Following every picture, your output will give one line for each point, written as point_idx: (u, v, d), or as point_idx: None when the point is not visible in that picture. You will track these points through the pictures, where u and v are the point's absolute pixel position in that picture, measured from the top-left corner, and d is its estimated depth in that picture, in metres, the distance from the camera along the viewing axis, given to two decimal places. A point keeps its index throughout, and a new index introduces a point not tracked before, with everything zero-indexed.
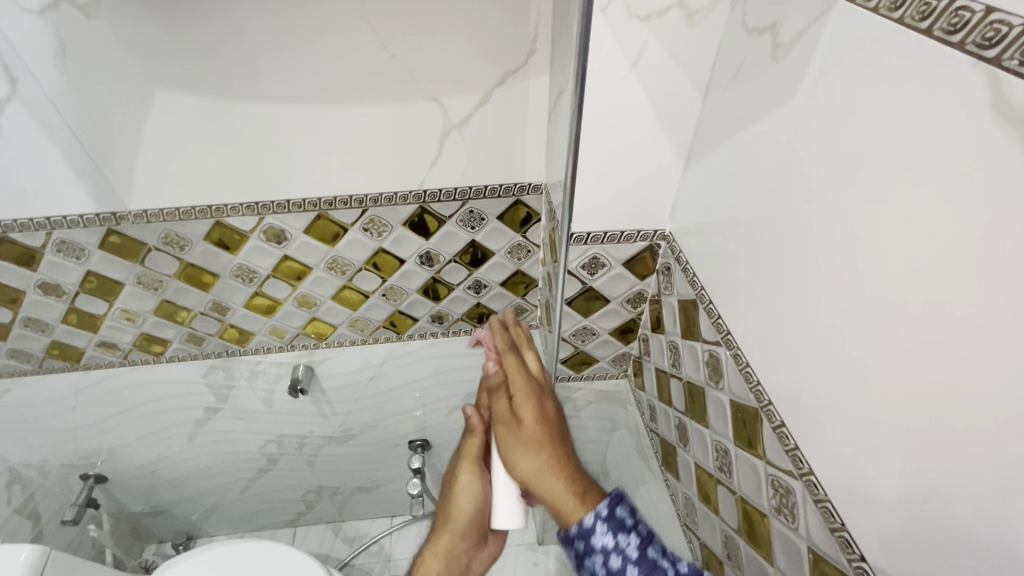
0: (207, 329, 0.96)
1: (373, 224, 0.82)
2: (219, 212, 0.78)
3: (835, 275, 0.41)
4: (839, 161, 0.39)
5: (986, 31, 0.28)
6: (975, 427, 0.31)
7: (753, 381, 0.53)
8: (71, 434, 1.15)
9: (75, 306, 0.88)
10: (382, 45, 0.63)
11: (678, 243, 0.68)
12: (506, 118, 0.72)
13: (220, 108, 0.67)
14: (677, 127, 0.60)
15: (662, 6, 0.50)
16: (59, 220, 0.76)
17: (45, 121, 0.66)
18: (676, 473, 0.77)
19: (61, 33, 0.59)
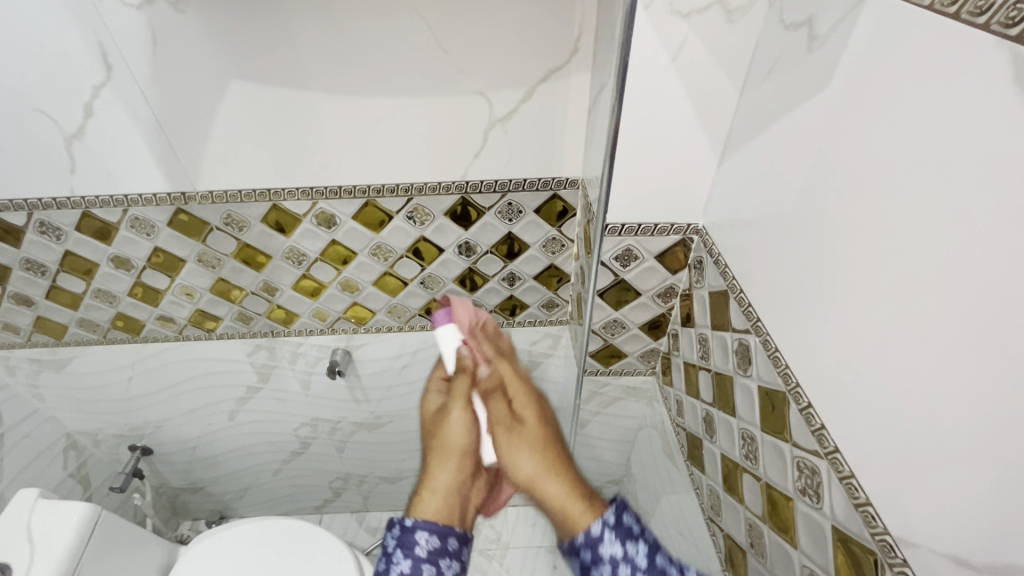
0: (256, 308, 1.02)
1: (417, 212, 0.87)
2: (277, 196, 0.84)
3: (864, 254, 0.42)
4: (870, 143, 0.41)
5: (1009, 11, 0.29)
6: (994, 388, 0.32)
7: (782, 365, 0.55)
8: (124, 405, 1.23)
9: (141, 280, 0.96)
10: (436, 41, 0.68)
11: (710, 236, 0.70)
12: (547, 114, 0.76)
13: (288, 97, 0.73)
14: (714, 122, 0.63)
15: (702, 4, 0.53)
16: (135, 198, 0.83)
17: (132, 105, 0.73)
18: (702, 466, 0.78)
19: (155, 25, 0.66)
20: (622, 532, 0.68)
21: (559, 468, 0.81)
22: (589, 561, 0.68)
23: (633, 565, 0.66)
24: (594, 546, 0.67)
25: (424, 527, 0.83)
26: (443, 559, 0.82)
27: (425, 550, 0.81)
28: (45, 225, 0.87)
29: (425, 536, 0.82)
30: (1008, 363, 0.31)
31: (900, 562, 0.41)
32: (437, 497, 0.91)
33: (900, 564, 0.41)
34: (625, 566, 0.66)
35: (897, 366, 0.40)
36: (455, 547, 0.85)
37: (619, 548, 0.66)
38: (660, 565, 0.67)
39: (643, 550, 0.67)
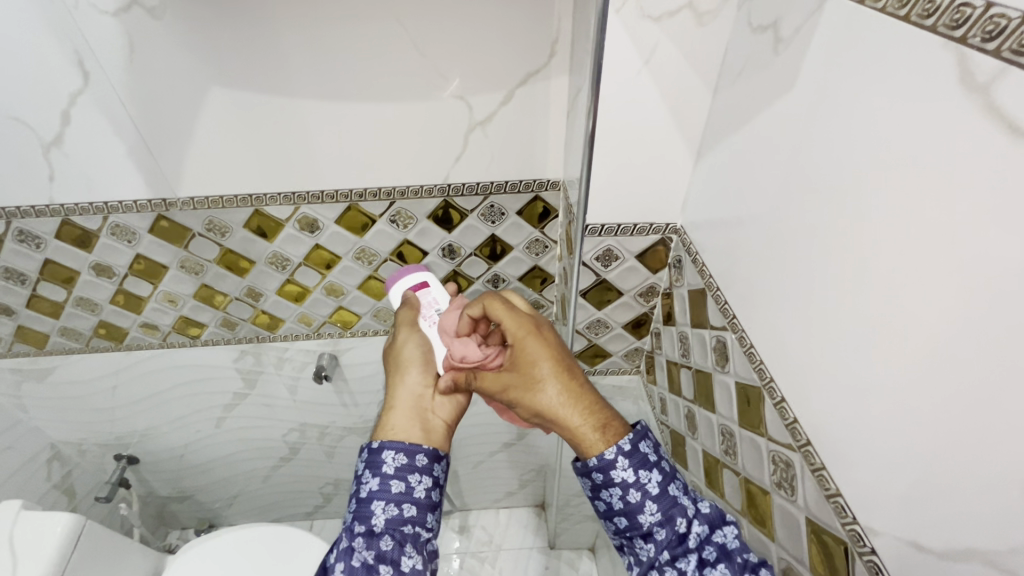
0: (241, 314, 1.02)
1: (400, 216, 0.87)
2: (259, 201, 0.84)
3: (830, 251, 0.43)
4: (832, 144, 0.42)
5: (954, 14, 0.31)
6: (947, 378, 0.33)
7: (756, 361, 0.56)
8: (109, 414, 1.22)
9: (123, 287, 0.95)
10: (415, 45, 0.69)
11: (688, 236, 0.71)
12: (527, 117, 0.77)
13: (267, 102, 0.73)
14: (688, 124, 0.64)
15: (673, 8, 0.54)
16: (116, 205, 0.83)
17: (111, 112, 0.73)
18: (685, 462, 0.79)
19: (131, 32, 0.66)
20: (637, 460, 0.59)
21: (571, 376, 0.61)
22: (599, 483, 0.60)
23: (644, 491, 0.59)
24: (606, 470, 0.59)
25: (391, 444, 0.61)
26: (417, 473, 0.61)
27: (394, 468, 0.60)
28: (24, 233, 0.86)
29: (391, 454, 0.60)
30: (959, 354, 0.32)
31: (869, 551, 0.42)
32: (403, 412, 0.66)
33: (869, 553, 0.42)
34: (636, 492, 0.59)
35: (860, 361, 0.41)
36: (431, 464, 0.62)
37: (632, 475, 0.59)
38: (673, 493, 0.59)
39: (658, 478, 0.59)
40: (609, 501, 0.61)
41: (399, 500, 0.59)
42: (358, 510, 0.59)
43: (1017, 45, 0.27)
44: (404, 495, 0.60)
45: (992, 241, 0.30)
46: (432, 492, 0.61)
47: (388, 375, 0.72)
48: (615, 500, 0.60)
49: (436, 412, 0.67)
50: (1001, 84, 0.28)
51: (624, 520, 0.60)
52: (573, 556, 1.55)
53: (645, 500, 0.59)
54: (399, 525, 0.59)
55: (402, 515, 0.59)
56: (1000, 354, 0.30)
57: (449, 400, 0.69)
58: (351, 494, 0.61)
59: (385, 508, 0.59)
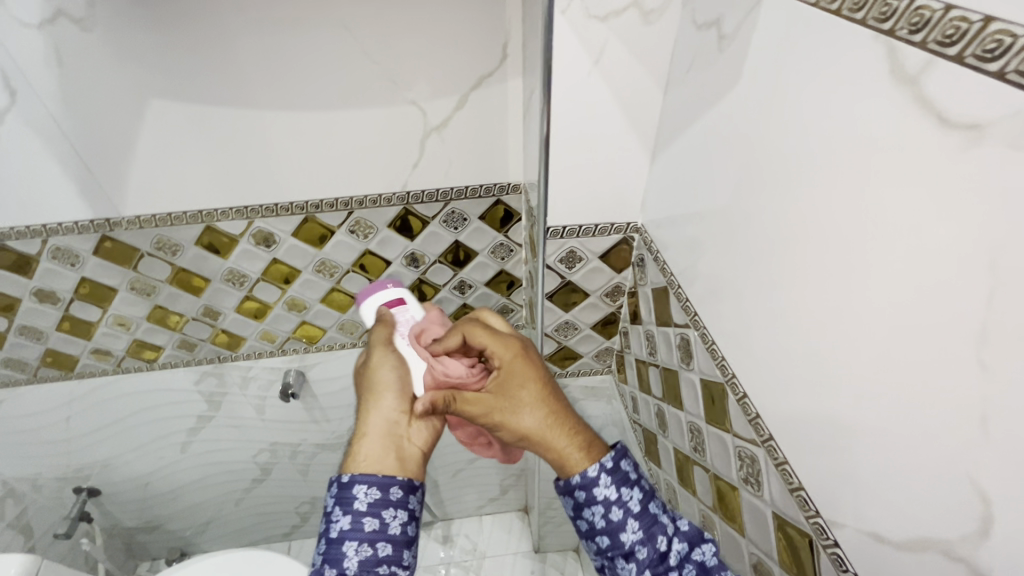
0: (199, 334, 0.98)
1: (359, 226, 0.85)
2: (210, 217, 0.81)
3: (781, 244, 0.43)
4: (778, 137, 0.42)
5: (881, 7, 0.31)
6: (894, 369, 0.33)
7: (719, 357, 0.55)
8: (64, 445, 1.16)
9: (69, 313, 0.90)
10: (362, 51, 0.67)
11: (649, 234, 0.71)
12: (483, 121, 0.76)
13: (211, 115, 0.70)
14: (642, 122, 0.63)
15: (618, 7, 0.54)
16: (55, 227, 0.79)
17: (42, 130, 0.69)
18: (658, 460, 0.79)
19: (59, 45, 0.62)
20: (619, 477, 0.61)
21: (555, 401, 0.66)
22: (582, 500, 0.61)
23: (625, 509, 0.60)
24: (589, 488, 0.60)
25: (364, 477, 0.59)
26: (391, 508, 0.59)
27: (366, 504, 0.58)
28: None
29: (363, 489, 0.58)
30: (905, 345, 0.32)
31: (832, 543, 0.42)
32: (375, 440, 0.63)
33: (833, 546, 0.42)
34: (617, 509, 0.60)
35: (813, 354, 0.41)
36: (406, 496, 0.60)
37: (613, 492, 0.60)
38: (653, 511, 0.60)
39: (639, 495, 0.60)
40: (591, 520, 0.61)
41: (373, 539, 0.57)
42: (329, 551, 0.56)
43: (941, 36, 0.27)
44: (378, 532, 0.58)
45: (930, 231, 0.30)
46: (408, 527, 0.60)
47: (360, 397, 0.69)
48: (597, 519, 0.61)
49: (412, 439, 0.65)
50: (929, 76, 0.28)
51: (606, 540, 0.60)
52: (559, 559, 1.54)
53: (627, 517, 0.59)
54: (373, 566, 0.57)
55: (377, 555, 0.57)
56: (943, 345, 0.30)
57: (425, 427, 0.67)
58: (320, 533, 0.58)
59: (358, 548, 0.57)
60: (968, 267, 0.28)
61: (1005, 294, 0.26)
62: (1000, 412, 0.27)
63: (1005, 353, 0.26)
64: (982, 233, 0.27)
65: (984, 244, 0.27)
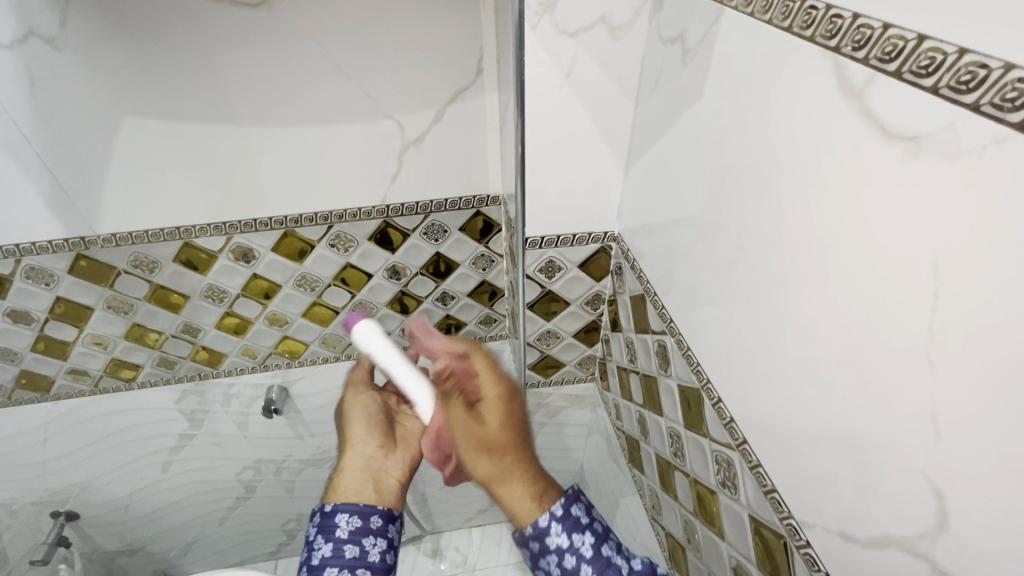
0: (179, 351, 0.97)
1: (339, 239, 0.85)
2: (188, 234, 0.80)
3: (748, 251, 0.44)
4: (741, 146, 0.43)
5: (828, 25, 0.32)
6: (853, 371, 0.34)
7: (694, 363, 0.56)
8: (41, 469, 1.13)
9: (45, 333, 0.89)
10: (338, 68, 0.67)
11: (626, 243, 0.72)
12: (460, 134, 0.77)
13: (187, 131, 0.70)
14: (614, 133, 0.65)
15: (586, 23, 0.55)
16: (29, 247, 0.78)
17: (15, 150, 0.68)
18: (641, 467, 0.79)
19: (31, 65, 0.62)
20: (570, 523, 0.64)
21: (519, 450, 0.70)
22: (537, 551, 0.64)
23: (578, 555, 0.62)
24: (541, 538, 0.63)
25: (344, 507, 0.64)
26: (371, 536, 0.63)
27: (348, 531, 0.63)
28: None
29: (345, 517, 0.63)
30: (862, 348, 0.33)
31: (805, 544, 0.42)
32: (354, 475, 0.72)
33: (805, 546, 0.43)
34: (571, 556, 0.62)
35: (781, 358, 0.42)
36: (385, 526, 0.64)
37: (565, 540, 0.63)
38: (606, 554, 0.62)
39: (591, 539, 0.63)
40: (548, 569, 0.63)
41: (352, 566, 0.60)
42: None
43: (881, 53, 0.29)
44: (358, 559, 0.61)
45: (880, 236, 0.31)
46: (387, 556, 0.63)
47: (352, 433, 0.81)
48: (553, 568, 0.63)
49: (389, 471, 0.73)
50: (872, 90, 0.30)
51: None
52: None
53: (580, 564, 0.61)
54: None
55: None
56: (894, 347, 0.31)
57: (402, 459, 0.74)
58: (303, 564, 0.61)
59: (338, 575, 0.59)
60: (915, 271, 0.29)
61: (947, 296, 0.27)
62: (950, 409, 0.28)
63: (952, 352, 0.27)
64: (925, 239, 0.28)
65: (928, 248, 0.28)
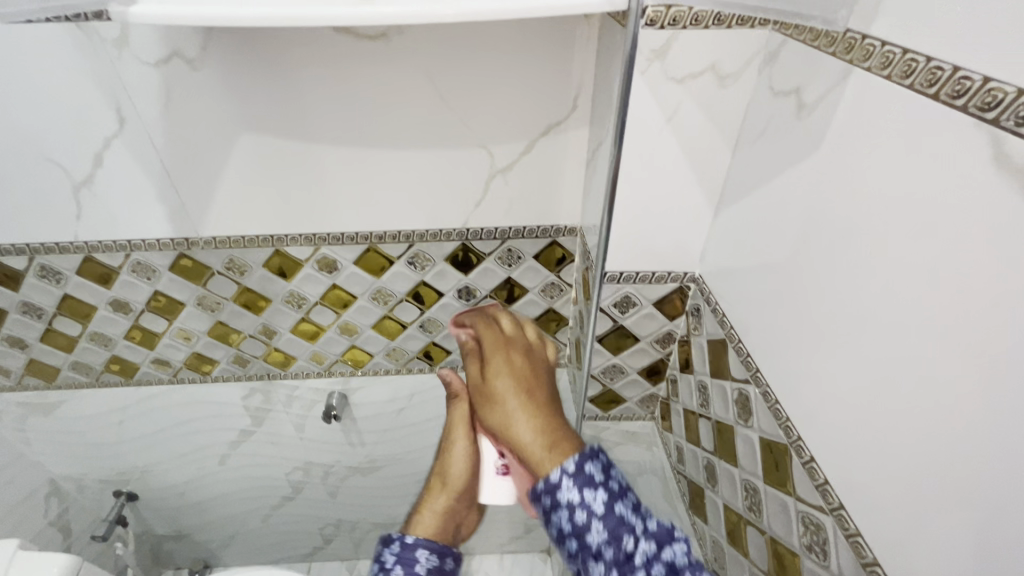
0: (254, 351, 1.01)
1: (418, 258, 0.88)
2: (281, 242, 0.85)
3: (859, 311, 0.43)
4: (862, 203, 0.43)
5: (986, 97, 0.32)
6: (989, 455, 0.32)
7: (783, 418, 0.55)
8: (113, 448, 1.20)
9: (139, 323, 0.95)
10: (441, 97, 0.71)
11: (708, 285, 0.72)
12: (547, 166, 0.79)
13: (296, 149, 0.75)
14: (708, 178, 0.65)
15: (695, 70, 0.56)
16: (139, 243, 0.84)
17: (144, 156, 0.75)
18: (704, 516, 0.77)
19: (169, 81, 0.68)
20: (582, 479, 0.58)
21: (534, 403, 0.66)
22: (549, 505, 0.59)
23: (589, 512, 0.56)
24: (553, 492, 0.58)
25: (424, 544, 0.79)
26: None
27: (425, 566, 0.78)
28: (45, 269, 0.86)
29: (424, 553, 0.78)
30: (1001, 431, 0.32)
31: None
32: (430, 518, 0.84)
33: None
34: (582, 511, 0.56)
35: (893, 427, 0.40)
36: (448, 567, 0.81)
37: (576, 495, 0.57)
38: (619, 512, 0.56)
39: (604, 497, 0.57)
40: (558, 525, 0.58)
41: None
42: None
43: None
44: None
45: None
46: None
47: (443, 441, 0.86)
48: (563, 524, 0.58)
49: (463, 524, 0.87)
50: None
51: (575, 543, 0.57)
52: None
53: (591, 519, 0.56)
54: None
55: None
56: None
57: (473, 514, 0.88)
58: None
59: None
60: None
61: None
62: None
63: None
64: None
65: None
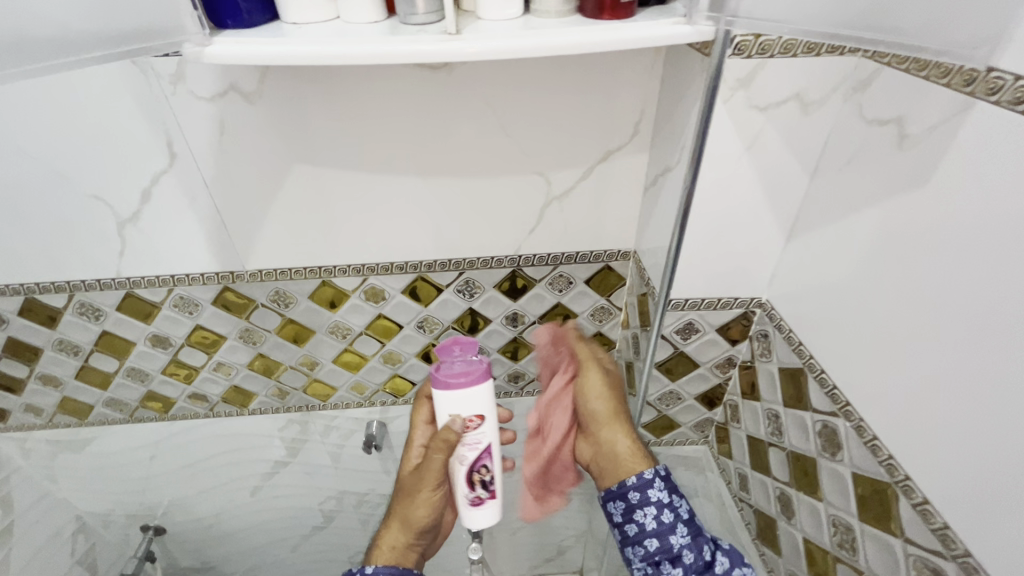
0: (294, 383, 0.99)
1: (467, 285, 0.86)
2: (328, 273, 0.83)
3: (984, 350, 0.42)
4: (984, 239, 0.41)
5: None
6: None
7: (884, 456, 0.53)
8: (143, 483, 1.17)
9: (177, 357, 0.92)
10: (501, 126, 0.70)
11: (777, 311, 0.70)
12: (604, 191, 0.77)
13: (350, 181, 0.73)
14: (782, 205, 0.63)
15: (780, 98, 0.55)
16: (182, 277, 0.81)
17: (192, 191, 0.73)
18: (776, 547, 0.75)
19: (224, 115, 0.66)
20: (671, 484, 0.73)
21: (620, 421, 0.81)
22: (635, 502, 0.73)
23: (675, 514, 0.71)
24: (644, 488, 0.72)
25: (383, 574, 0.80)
26: None
27: None
28: (85, 306, 0.84)
29: None
30: None
31: None
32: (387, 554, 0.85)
33: None
34: (669, 513, 0.71)
35: None
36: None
37: (666, 496, 0.72)
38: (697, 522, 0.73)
39: (685, 504, 0.72)
40: (642, 522, 0.72)
41: None
42: None
43: None
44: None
45: None
46: None
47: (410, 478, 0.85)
48: (647, 521, 0.72)
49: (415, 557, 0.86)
50: None
51: (655, 541, 0.71)
52: None
53: (677, 520, 0.71)
54: None
55: None
56: None
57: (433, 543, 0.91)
58: None
59: None
60: None
61: None
62: None
63: None
64: None
65: None
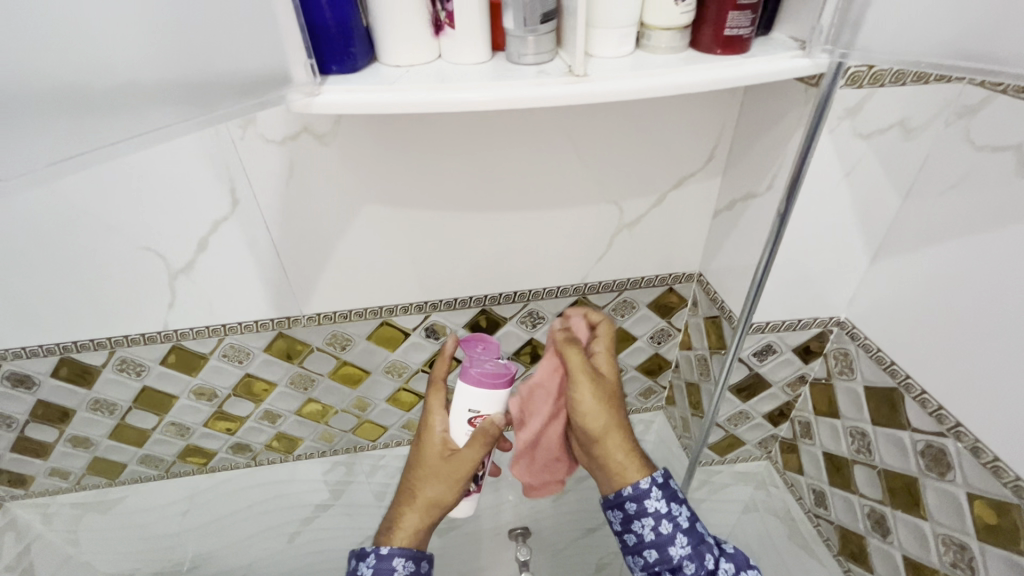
0: (343, 425, 0.94)
1: (530, 316, 0.84)
2: (390, 313, 0.79)
3: None
4: None
5: None
6: None
7: (1010, 478, 0.54)
8: (172, 539, 1.10)
9: (221, 408, 0.87)
10: (579, 157, 0.68)
11: (859, 330, 0.70)
12: (675, 216, 0.76)
13: (419, 219, 0.70)
14: (871, 227, 0.64)
15: (882, 126, 0.55)
16: (234, 325, 0.77)
17: (253, 237, 0.68)
18: (868, 562, 0.76)
19: (294, 158, 0.62)
20: (669, 493, 0.69)
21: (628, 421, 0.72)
22: (633, 513, 0.69)
23: (674, 523, 0.68)
24: (640, 500, 0.68)
25: (398, 552, 0.69)
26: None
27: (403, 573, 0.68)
28: (126, 362, 0.78)
29: (401, 561, 0.69)
30: None
31: None
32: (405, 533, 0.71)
33: None
34: (667, 522, 0.68)
35: None
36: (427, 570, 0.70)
37: (664, 506, 0.68)
38: (700, 531, 0.69)
39: (687, 513, 0.69)
40: (640, 532, 0.69)
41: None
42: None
43: None
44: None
45: None
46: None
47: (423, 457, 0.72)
48: (646, 531, 0.69)
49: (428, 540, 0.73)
50: None
51: (654, 553, 0.68)
52: None
53: (675, 530, 0.68)
54: None
55: None
56: None
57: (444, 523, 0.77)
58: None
59: None
60: None
61: None
62: None
63: None
64: None
65: None
